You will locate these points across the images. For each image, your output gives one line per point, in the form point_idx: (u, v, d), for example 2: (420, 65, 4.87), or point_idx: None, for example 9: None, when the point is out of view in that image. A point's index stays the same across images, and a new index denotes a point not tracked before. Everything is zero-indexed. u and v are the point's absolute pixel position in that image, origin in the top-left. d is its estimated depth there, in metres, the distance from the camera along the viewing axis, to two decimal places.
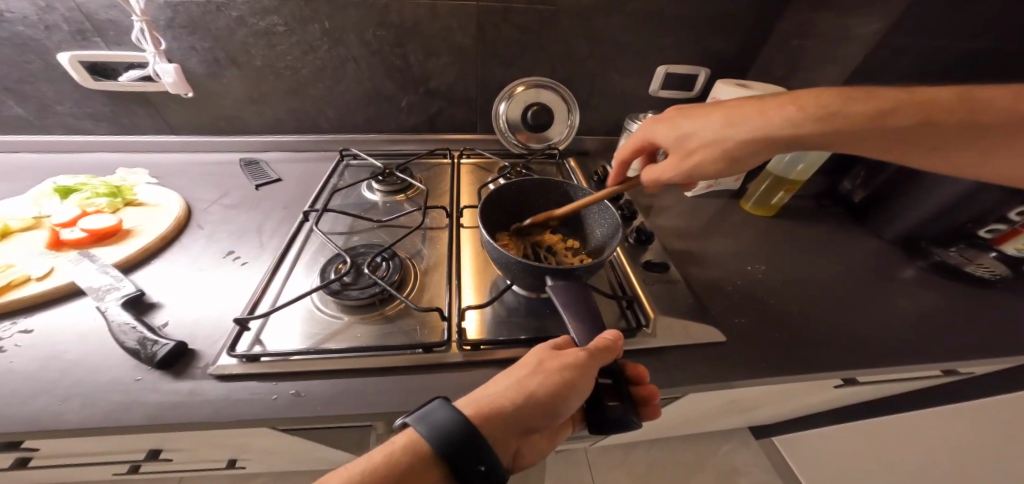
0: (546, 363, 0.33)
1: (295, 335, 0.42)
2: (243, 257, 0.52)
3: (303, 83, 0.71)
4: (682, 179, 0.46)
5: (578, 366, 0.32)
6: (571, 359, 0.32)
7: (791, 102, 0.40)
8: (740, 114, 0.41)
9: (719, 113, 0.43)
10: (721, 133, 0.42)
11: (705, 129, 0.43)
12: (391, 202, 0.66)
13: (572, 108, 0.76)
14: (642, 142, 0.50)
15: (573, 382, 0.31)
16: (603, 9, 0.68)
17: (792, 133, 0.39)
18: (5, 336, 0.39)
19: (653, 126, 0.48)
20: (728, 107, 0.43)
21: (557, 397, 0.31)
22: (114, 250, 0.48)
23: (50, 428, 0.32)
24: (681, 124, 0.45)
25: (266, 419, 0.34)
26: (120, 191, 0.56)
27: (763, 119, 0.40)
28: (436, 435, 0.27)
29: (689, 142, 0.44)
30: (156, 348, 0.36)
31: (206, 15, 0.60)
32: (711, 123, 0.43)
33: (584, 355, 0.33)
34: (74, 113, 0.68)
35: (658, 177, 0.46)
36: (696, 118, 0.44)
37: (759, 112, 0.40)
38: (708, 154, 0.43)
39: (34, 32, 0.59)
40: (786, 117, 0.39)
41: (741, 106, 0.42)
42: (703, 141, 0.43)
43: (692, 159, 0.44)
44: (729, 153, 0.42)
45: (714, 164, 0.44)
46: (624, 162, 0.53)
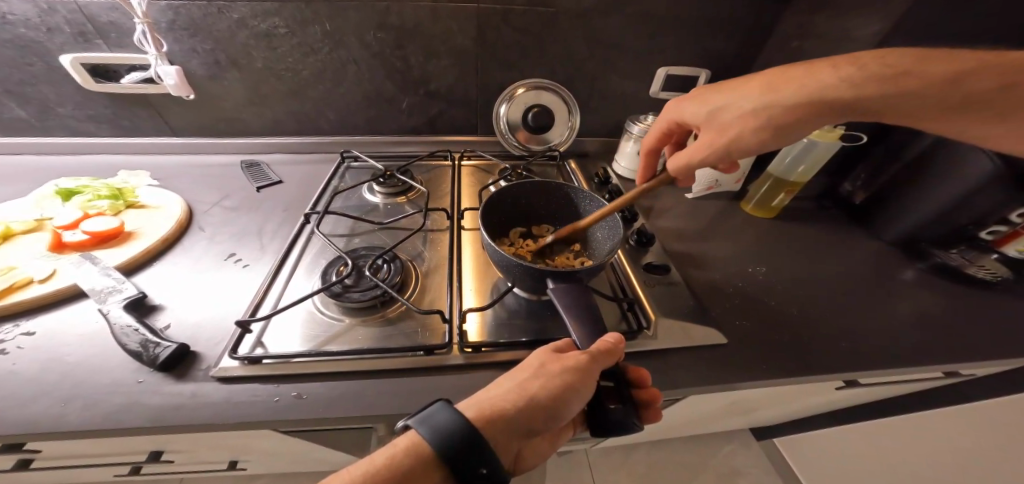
0: (549, 366, 0.33)
1: (295, 337, 0.42)
2: (244, 259, 0.52)
3: (304, 85, 0.71)
4: (720, 154, 0.43)
5: (580, 369, 0.32)
6: (573, 362, 0.32)
7: (837, 65, 0.38)
8: (782, 79, 0.39)
9: (757, 81, 0.41)
10: (760, 100, 0.40)
11: (742, 99, 0.41)
12: (391, 204, 0.66)
13: (572, 110, 0.76)
14: (672, 121, 0.49)
15: (575, 386, 0.31)
16: (603, 11, 0.68)
17: (845, 94, 0.37)
18: (7, 338, 0.39)
19: (683, 105, 0.47)
20: (767, 75, 0.41)
21: (559, 399, 0.31)
22: (115, 253, 0.48)
23: (51, 431, 0.33)
24: (714, 97, 0.44)
25: (267, 421, 0.35)
26: (121, 194, 0.56)
27: (807, 83, 0.38)
28: (438, 437, 0.27)
29: (725, 115, 0.42)
30: (157, 351, 0.36)
31: (207, 18, 0.61)
32: (748, 92, 0.41)
33: (586, 359, 0.32)
34: (75, 115, 0.68)
35: (690, 159, 0.44)
36: (730, 90, 0.42)
37: (802, 75, 0.38)
38: (747, 125, 0.41)
39: (36, 34, 0.59)
40: (835, 77, 0.37)
41: (781, 72, 0.40)
42: (740, 111, 0.41)
43: (730, 132, 0.42)
44: (773, 120, 0.39)
45: (756, 136, 0.41)
46: (653, 148, 0.53)
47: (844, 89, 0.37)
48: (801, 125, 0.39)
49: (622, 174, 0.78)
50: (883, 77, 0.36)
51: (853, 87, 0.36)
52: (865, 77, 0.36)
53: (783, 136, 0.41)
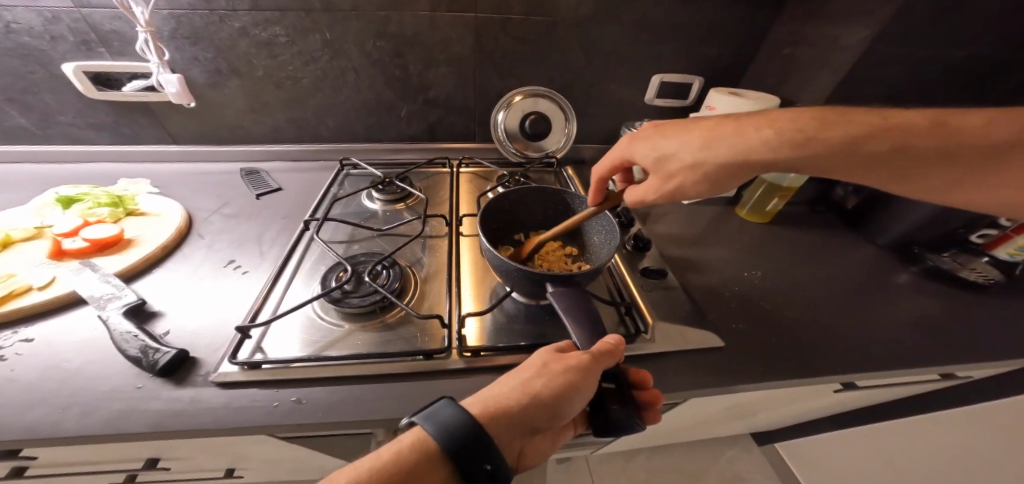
0: (551, 365, 0.33)
1: (295, 342, 0.42)
2: (244, 266, 0.52)
3: (304, 93, 0.72)
4: (664, 201, 0.44)
5: (582, 368, 0.32)
6: (574, 361, 0.32)
7: (767, 123, 0.38)
8: (719, 136, 0.39)
9: (699, 133, 0.40)
10: (698, 157, 0.40)
11: (683, 151, 0.41)
12: (390, 211, 0.66)
13: (569, 117, 0.77)
14: (620, 159, 0.47)
15: (576, 384, 0.32)
16: (599, 20, 0.69)
17: (769, 157, 0.38)
18: (6, 345, 0.39)
19: (630, 146, 0.46)
20: (708, 125, 0.41)
21: (561, 397, 0.31)
22: (115, 260, 0.48)
23: (49, 437, 0.33)
24: (657, 144, 0.43)
25: (266, 426, 0.35)
26: (121, 201, 0.57)
27: (745, 148, 0.38)
28: (444, 433, 0.27)
29: (668, 164, 0.42)
30: (157, 356, 0.37)
31: (210, 26, 0.62)
32: (689, 144, 0.41)
33: (587, 358, 0.33)
34: (76, 123, 0.69)
35: (642, 199, 0.45)
36: (670, 140, 0.42)
37: (739, 133, 0.39)
38: (688, 176, 0.41)
39: (39, 42, 0.60)
40: (763, 139, 0.38)
41: (720, 125, 0.40)
42: (682, 163, 0.41)
43: (673, 181, 0.42)
44: (710, 176, 0.40)
45: (696, 188, 0.42)
46: (603, 177, 0.49)
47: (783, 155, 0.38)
48: (736, 180, 0.41)
49: None
50: (816, 137, 0.36)
51: (800, 151, 0.37)
52: (793, 140, 0.37)
53: (723, 187, 0.42)
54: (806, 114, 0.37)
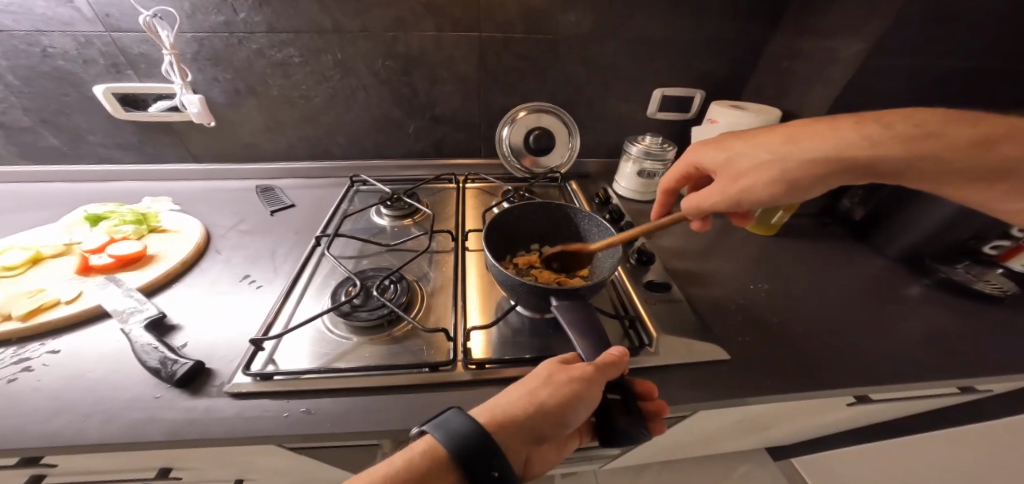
0: (557, 376, 0.33)
1: (306, 355, 0.43)
2: (258, 280, 0.54)
3: (316, 111, 0.75)
4: (728, 202, 0.44)
5: (586, 378, 0.33)
6: (578, 371, 0.33)
7: (867, 121, 0.38)
8: (804, 133, 0.40)
9: (779, 132, 0.42)
10: (765, 152, 0.42)
11: (753, 151, 0.43)
12: (398, 227, 0.68)
13: (572, 132, 0.79)
14: (689, 166, 0.50)
15: (580, 394, 0.32)
16: (599, 37, 0.71)
17: (864, 153, 0.37)
18: (33, 356, 0.41)
19: (704, 149, 0.48)
20: (789, 128, 0.42)
21: (565, 407, 0.32)
22: (138, 275, 0.51)
23: (69, 445, 0.34)
24: (731, 148, 0.45)
25: (276, 436, 0.36)
26: (145, 219, 0.60)
27: (823, 143, 0.39)
28: (454, 441, 0.28)
29: (739, 163, 0.44)
30: (175, 367, 0.38)
31: (228, 48, 0.65)
32: (765, 142, 0.42)
33: (591, 369, 0.33)
34: (104, 143, 0.73)
35: (703, 202, 0.45)
36: (742, 142, 0.45)
37: (830, 130, 0.39)
38: (759, 176, 0.42)
39: (72, 66, 0.63)
40: (860, 134, 0.37)
41: (805, 126, 0.40)
42: (757, 160, 0.42)
43: (744, 182, 0.43)
44: (787, 172, 0.40)
45: (766, 187, 0.42)
46: (671, 188, 0.54)
47: (878, 153, 0.36)
48: (820, 181, 0.40)
49: (623, 194, 0.80)
50: (911, 138, 0.35)
51: (879, 148, 0.36)
52: (892, 136, 0.36)
53: (801, 190, 0.41)
54: (923, 114, 0.36)
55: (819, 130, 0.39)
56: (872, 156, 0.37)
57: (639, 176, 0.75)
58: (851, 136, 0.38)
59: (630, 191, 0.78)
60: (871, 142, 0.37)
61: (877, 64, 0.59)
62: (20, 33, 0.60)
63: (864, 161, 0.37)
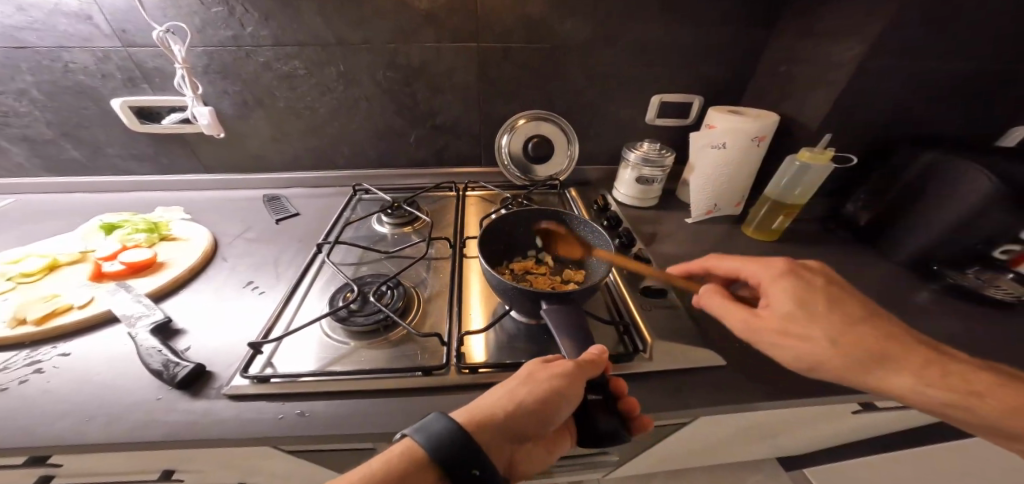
0: (537, 374, 0.34)
1: (303, 359, 0.44)
2: (261, 286, 0.55)
3: (321, 122, 0.77)
4: (743, 322, 0.41)
5: (566, 375, 0.33)
6: (560, 368, 0.33)
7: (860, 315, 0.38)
8: (846, 323, 0.38)
9: (820, 297, 0.39)
10: (830, 317, 0.38)
11: (821, 319, 0.38)
12: (399, 234, 0.69)
13: (571, 139, 0.79)
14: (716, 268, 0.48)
15: (560, 391, 0.32)
16: (595, 44, 0.72)
17: (858, 350, 0.36)
18: (45, 359, 0.43)
19: (775, 279, 0.42)
20: (826, 290, 0.40)
21: (548, 403, 0.32)
22: (148, 281, 0.53)
23: (74, 445, 0.35)
24: (805, 295, 0.39)
25: (271, 438, 0.36)
26: (157, 227, 0.62)
27: (837, 321, 0.38)
28: (433, 443, 0.28)
29: (801, 326, 0.38)
30: (177, 370, 0.40)
31: (236, 61, 0.68)
32: (816, 350, 0.37)
33: (571, 366, 0.34)
34: (122, 155, 0.76)
35: (718, 307, 0.43)
36: (817, 291, 0.40)
37: (854, 360, 0.36)
38: (790, 336, 0.38)
39: (92, 80, 0.67)
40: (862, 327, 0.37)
41: (836, 299, 0.39)
42: (800, 353, 0.38)
43: (789, 342, 0.38)
44: (807, 354, 0.38)
45: (798, 359, 0.38)
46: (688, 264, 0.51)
47: (856, 341, 0.37)
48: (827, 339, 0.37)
49: (623, 201, 0.80)
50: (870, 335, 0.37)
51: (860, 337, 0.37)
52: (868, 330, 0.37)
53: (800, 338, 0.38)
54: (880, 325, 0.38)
55: (832, 293, 0.40)
56: (858, 351, 0.36)
57: (637, 182, 0.75)
58: (907, 382, 0.35)
59: (630, 198, 0.78)
60: (912, 389, 0.35)
61: (876, 65, 0.59)
62: (44, 50, 0.63)
63: (848, 349, 0.37)
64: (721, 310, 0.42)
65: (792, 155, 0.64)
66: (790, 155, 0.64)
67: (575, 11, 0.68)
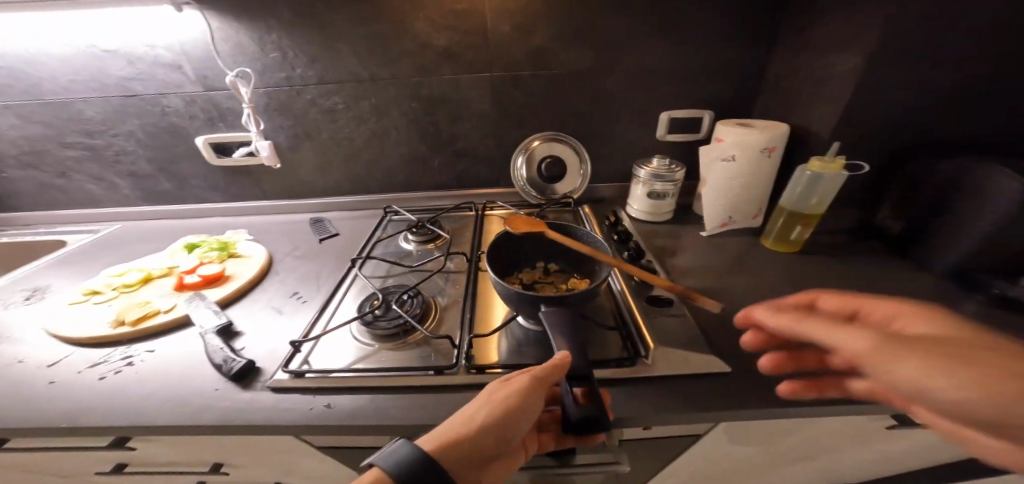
0: (495, 395, 0.37)
1: (333, 357, 0.50)
2: (304, 296, 0.64)
3: (358, 150, 0.87)
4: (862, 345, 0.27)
5: (522, 392, 0.37)
6: (516, 386, 0.37)
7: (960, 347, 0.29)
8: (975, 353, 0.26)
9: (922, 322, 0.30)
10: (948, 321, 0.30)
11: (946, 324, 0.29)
12: (422, 250, 0.76)
13: (583, 159, 0.84)
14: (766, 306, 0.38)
15: (517, 408, 0.36)
16: (599, 68, 0.77)
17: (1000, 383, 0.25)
18: (136, 354, 0.52)
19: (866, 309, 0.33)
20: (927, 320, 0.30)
21: (510, 419, 0.36)
22: (217, 291, 0.62)
23: (148, 424, 0.43)
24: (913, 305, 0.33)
25: (303, 425, 0.42)
26: (227, 246, 0.73)
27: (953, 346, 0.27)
28: (401, 471, 0.31)
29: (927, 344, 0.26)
30: (233, 364, 0.47)
31: (290, 99, 0.80)
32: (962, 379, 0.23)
33: (527, 383, 0.37)
34: (202, 185, 0.90)
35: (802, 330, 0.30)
36: (903, 298, 0.34)
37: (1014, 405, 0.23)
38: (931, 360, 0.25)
39: (182, 121, 0.81)
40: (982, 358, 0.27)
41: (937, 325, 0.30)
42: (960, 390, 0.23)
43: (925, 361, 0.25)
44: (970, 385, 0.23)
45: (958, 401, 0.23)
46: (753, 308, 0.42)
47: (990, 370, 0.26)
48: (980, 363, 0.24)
49: (635, 216, 0.81)
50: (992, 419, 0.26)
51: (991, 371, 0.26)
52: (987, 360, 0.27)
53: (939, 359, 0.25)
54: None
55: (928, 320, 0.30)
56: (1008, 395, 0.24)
57: (649, 197, 0.77)
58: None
59: (642, 213, 0.80)
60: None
61: (888, 68, 0.58)
62: (149, 97, 0.78)
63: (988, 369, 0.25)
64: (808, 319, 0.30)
65: (802, 165, 0.63)
66: (800, 165, 0.63)
67: (577, 37, 0.74)
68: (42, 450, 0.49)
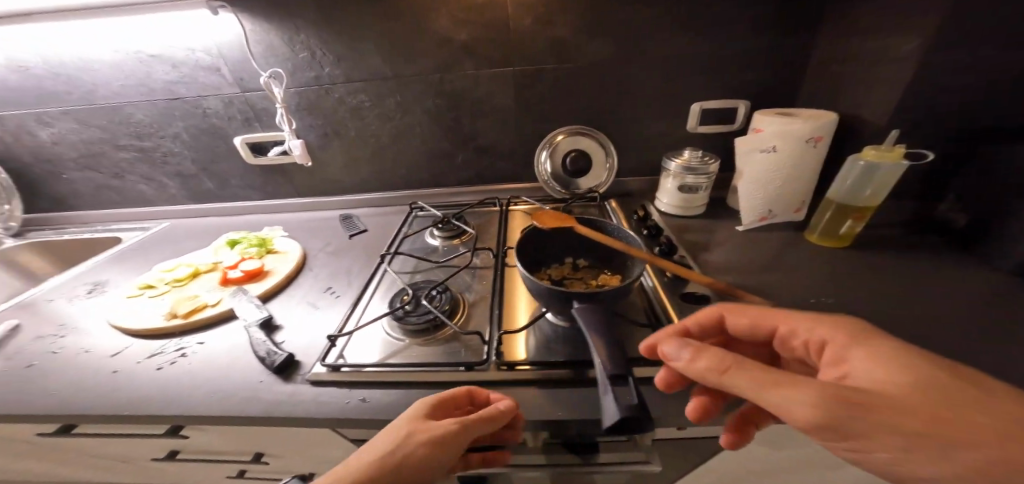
0: (413, 437, 0.37)
1: (367, 352, 0.52)
2: (337, 291, 0.66)
3: (384, 147, 0.89)
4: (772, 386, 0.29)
5: (439, 441, 0.36)
6: (437, 434, 0.36)
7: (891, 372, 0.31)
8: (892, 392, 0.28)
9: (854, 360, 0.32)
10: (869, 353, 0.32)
11: (878, 359, 0.31)
12: (448, 246, 0.76)
13: (610, 152, 0.82)
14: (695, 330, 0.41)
15: (430, 456, 0.36)
16: (627, 57, 0.74)
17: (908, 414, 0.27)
18: (188, 345, 0.56)
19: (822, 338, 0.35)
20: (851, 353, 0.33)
21: (421, 465, 0.36)
22: (258, 285, 0.66)
23: (199, 414, 0.45)
24: (837, 327, 0.35)
25: (340, 418, 0.44)
26: (265, 242, 0.77)
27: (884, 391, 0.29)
28: None
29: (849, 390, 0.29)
30: (275, 357, 0.49)
31: (319, 99, 0.82)
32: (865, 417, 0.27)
33: (450, 431, 0.37)
34: (240, 184, 0.95)
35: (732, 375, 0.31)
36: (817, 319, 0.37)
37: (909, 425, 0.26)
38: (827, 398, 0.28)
39: (221, 122, 0.85)
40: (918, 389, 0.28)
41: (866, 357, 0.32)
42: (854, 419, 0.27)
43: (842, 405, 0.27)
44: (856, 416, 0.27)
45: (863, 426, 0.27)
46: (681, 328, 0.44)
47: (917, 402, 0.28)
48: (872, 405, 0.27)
49: (665, 210, 0.79)
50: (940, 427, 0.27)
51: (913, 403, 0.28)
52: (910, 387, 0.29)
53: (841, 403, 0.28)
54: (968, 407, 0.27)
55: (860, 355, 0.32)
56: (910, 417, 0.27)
57: (680, 191, 0.74)
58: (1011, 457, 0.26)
59: (672, 207, 0.77)
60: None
61: (953, 46, 0.52)
62: (191, 100, 0.82)
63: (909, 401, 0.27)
64: (771, 385, 0.29)
65: (854, 155, 0.59)
66: (852, 154, 0.59)
67: (604, 26, 0.71)
68: (108, 435, 0.54)
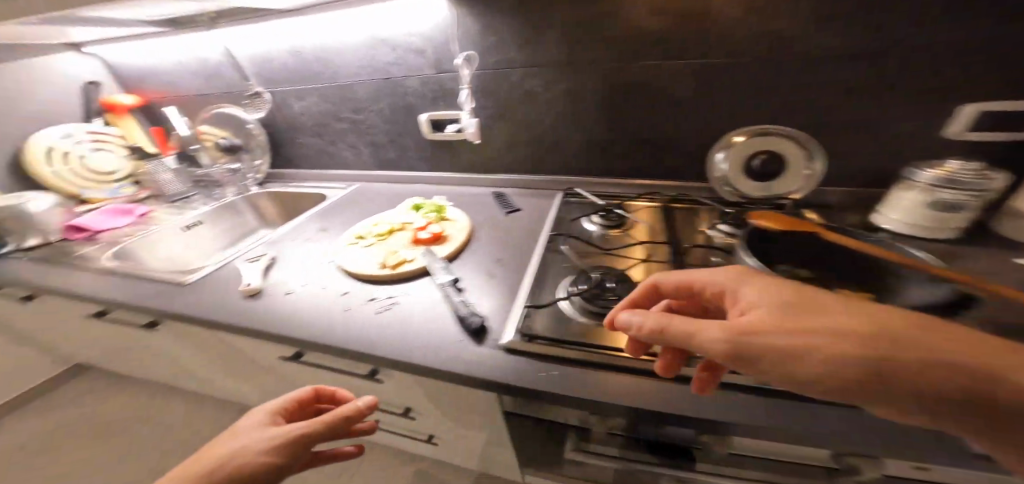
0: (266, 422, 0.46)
1: (551, 325, 0.53)
2: (507, 263, 0.70)
3: (548, 132, 0.91)
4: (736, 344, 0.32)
5: (303, 433, 0.43)
6: (298, 426, 0.44)
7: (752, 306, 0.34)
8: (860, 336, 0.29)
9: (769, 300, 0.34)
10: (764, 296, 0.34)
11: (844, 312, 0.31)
12: (609, 235, 0.75)
13: (813, 156, 0.68)
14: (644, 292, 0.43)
15: (289, 447, 0.42)
16: (869, 41, 0.61)
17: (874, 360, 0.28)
18: (394, 295, 0.65)
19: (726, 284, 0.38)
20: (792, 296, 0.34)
21: (279, 456, 0.42)
22: (442, 249, 0.74)
23: (413, 359, 0.52)
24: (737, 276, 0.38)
25: (535, 386, 0.45)
26: (441, 210, 0.86)
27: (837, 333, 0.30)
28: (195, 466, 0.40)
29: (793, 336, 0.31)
30: (472, 320, 0.54)
31: (500, 82, 0.87)
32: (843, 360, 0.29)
33: (304, 424, 0.44)
34: (417, 156, 1.08)
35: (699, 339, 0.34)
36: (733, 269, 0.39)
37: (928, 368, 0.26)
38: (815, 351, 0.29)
39: (416, 100, 0.97)
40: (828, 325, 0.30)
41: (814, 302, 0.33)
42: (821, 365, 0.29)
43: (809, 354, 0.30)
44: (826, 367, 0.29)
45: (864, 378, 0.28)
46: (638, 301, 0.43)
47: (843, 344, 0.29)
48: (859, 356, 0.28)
49: (891, 229, 0.64)
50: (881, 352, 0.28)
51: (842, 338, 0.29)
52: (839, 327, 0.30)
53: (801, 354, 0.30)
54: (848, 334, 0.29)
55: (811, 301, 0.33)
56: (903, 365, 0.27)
57: (926, 207, 0.59)
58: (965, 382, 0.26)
59: (905, 226, 0.62)
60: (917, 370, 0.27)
61: None
62: (398, 79, 0.95)
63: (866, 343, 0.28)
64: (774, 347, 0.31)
65: None
66: None
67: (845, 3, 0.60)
68: (323, 368, 0.67)
